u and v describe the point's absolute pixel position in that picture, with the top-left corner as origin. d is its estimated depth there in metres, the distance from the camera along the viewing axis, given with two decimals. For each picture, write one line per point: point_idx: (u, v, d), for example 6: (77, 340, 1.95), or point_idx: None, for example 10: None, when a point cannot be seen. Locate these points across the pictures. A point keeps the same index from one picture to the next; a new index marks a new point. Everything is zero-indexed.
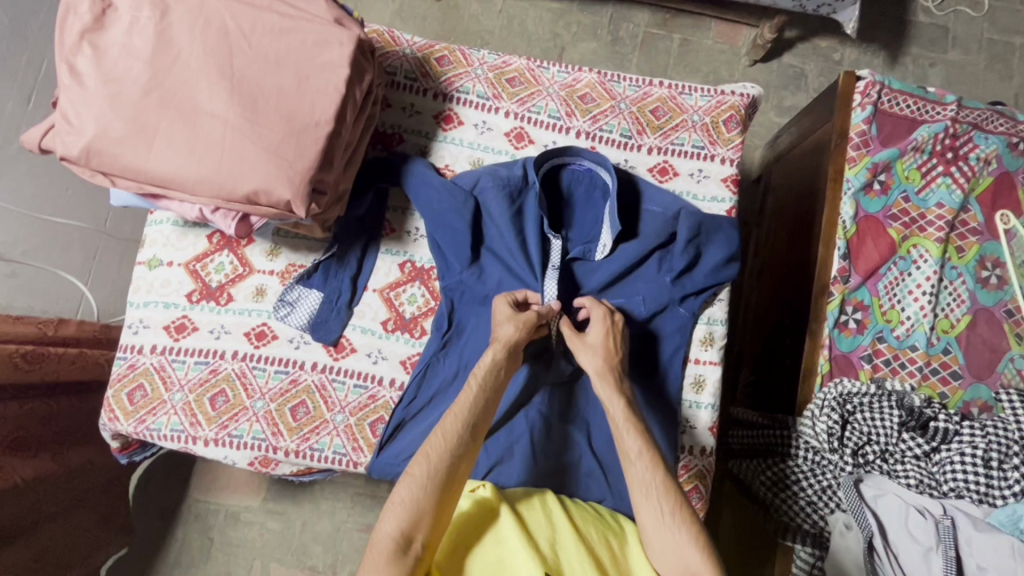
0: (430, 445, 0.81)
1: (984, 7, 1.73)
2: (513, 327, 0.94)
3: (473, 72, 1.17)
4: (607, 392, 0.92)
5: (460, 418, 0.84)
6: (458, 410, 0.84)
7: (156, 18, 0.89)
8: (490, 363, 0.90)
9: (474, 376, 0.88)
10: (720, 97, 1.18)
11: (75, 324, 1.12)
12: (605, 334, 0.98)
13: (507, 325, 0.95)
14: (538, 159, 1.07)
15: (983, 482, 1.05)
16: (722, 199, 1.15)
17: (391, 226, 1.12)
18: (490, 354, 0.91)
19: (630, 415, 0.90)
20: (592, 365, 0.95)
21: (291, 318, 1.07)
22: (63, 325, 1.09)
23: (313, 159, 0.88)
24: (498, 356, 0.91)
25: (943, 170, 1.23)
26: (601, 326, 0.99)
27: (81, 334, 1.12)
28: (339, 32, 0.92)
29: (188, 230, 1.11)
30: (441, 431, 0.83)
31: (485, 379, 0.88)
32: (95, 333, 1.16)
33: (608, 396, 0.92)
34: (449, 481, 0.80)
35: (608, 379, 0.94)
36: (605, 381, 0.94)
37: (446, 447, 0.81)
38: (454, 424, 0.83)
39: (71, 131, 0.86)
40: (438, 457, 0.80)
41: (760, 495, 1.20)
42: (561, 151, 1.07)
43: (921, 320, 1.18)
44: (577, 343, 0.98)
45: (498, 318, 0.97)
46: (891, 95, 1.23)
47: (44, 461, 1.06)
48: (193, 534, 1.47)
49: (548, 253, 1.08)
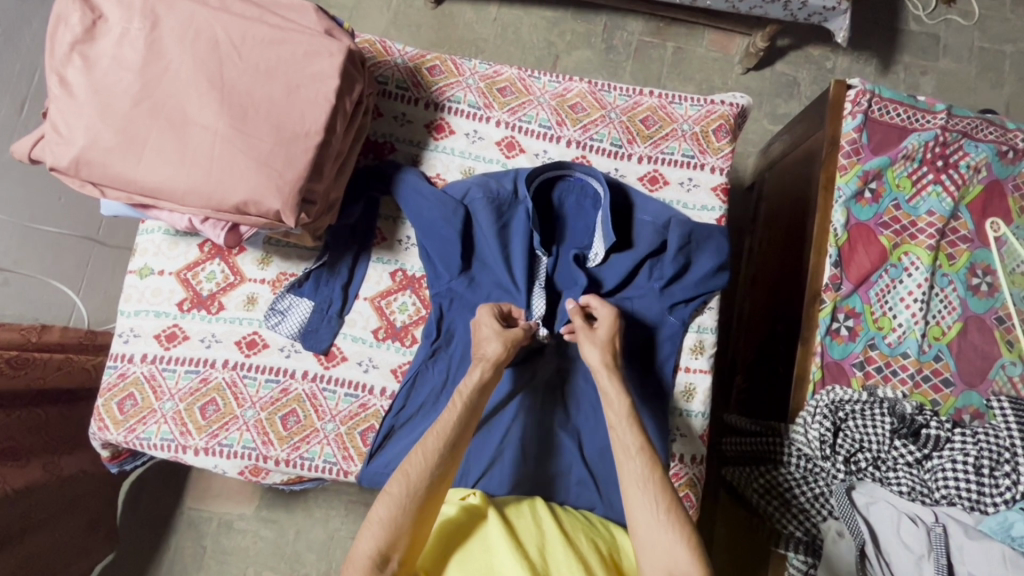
0: (409, 463, 0.81)
1: (974, 17, 1.75)
2: (501, 344, 0.92)
3: (465, 82, 1.18)
4: (613, 387, 0.91)
5: (442, 439, 0.83)
6: (440, 429, 0.84)
7: (146, 29, 0.89)
8: (479, 382, 0.89)
9: (460, 395, 0.88)
10: (710, 107, 1.19)
11: (59, 329, 1.12)
12: (612, 328, 0.98)
13: (495, 342, 0.93)
14: (531, 171, 1.08)
15: (975, 488, 1.04)
16: (711, 208, 1.15)
17: (382, 234, 1.13)
18: (477, 371, 0.90)
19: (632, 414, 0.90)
20: (594, 356, 0.94)
21: (282, 326, 1.07)
22: (47, 330, 1.09)
23: (302, 169, 0.89)
24: (486, 374, 0.90)
25: (934, 178, 1.23)
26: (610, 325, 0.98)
27: (66, 340, 1.11)
28: (329, 43, 0.93)
29: (179, 239, 1.11)
30: (421, 449, 0.82)
31: (471, 400, 0.88)
32: (81, 338, 1.15)
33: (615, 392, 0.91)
34: (429, 499, 0.80)
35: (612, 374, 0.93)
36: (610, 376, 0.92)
37: (426, 465, 0.81)
38: (436, 443, 0.83)
39: (61, 141, 0.86)
40: (417, 476, 0.80)
41: (753, 503, 1.19)
42: (557, 164, 1.08)
43: (912, 327, 1.19)
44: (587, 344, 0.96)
45: (486, 334, 0.94)
46: (881, 104, 1.24)
47: (33, 470, 1.06)
48: (185, 542, 1.46)
49: (536, 270, 1.09)
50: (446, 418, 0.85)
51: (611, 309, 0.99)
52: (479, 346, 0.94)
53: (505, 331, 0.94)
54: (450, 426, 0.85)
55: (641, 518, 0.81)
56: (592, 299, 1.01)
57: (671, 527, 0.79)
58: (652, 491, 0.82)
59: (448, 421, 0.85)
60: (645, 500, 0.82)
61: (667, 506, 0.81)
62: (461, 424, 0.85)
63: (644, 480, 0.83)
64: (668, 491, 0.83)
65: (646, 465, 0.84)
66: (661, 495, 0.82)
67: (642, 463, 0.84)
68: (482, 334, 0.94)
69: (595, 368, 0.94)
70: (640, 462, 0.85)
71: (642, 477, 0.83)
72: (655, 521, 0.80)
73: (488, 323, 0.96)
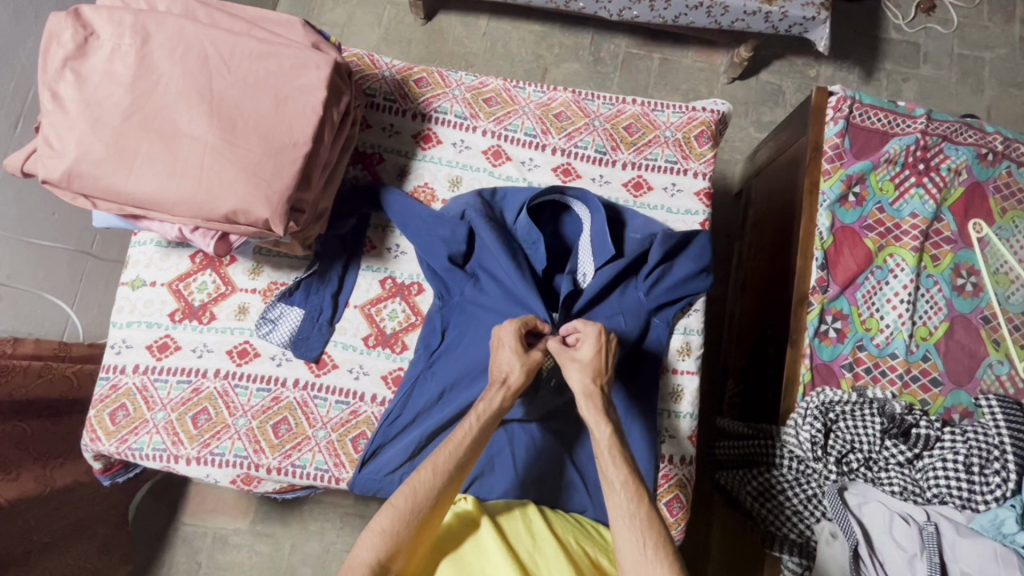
0: (414, 477, 0.80)
1: (953, 24, 1.78)
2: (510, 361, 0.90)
3: (451, 93, 1.21)
4: (593, 414, 0.86)
5: (448, 452, 0.82)
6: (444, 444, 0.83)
7: (137, 45, 0.91)
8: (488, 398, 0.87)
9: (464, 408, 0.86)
10: (692, 114, 1.22)
11: (32, 341, 1.12)
12: (597, 350, 0.92)
13: (518, 369, 0.90)
14: (527, 198, 1.08)
15: (965, 486, 1.03)
16: (695, 211, 1.17)
17: (372, 243, 1.15)
18: None
19: (616, 444, 0.84)
20: (579, 382, 0.89)
21: (273, 335, 1.08)
22: (20, 343, 1.08)
23: (290, 179, 0.91)
24: (505, 399, 0.88)
25: (916, 181, 1.25)
26: (595, 343, 0.92)
27: (40, 351, 1.12)
28: (316, 56, 0.95)
29: (170, 251, 1.13)
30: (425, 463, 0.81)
31: (488, 419, 0.86)
32: (54, 350, 1.16)
33: (595, 419, 0.86)
34: (430, 516, 0.79)
35: (594, 402, 0.88)
36: (592, 402, 0.87)
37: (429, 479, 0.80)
38: (443, 457, 0.82)
39: (54, 154, 0.88)
40: (420, 492, 0.79)
41: (746, 506, 1.17)
42: (546, 190, 1.08)
43: (900, 328, 1.19)
44: (572, 366, 0.91)
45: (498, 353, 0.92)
46: (862, 110, 1.27)
47: (26, 483, 1.05)
48: (181, 558, 1.46)
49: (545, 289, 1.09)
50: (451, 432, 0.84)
51: (596, 325, 0.93)
52: (500, 371, 0.90)
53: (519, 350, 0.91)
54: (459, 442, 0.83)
55: (631, 562, 0.75)
56: (578, 323, 0.95)
57: (660, 564, 0.73)
58: (640, 527, 0.76)
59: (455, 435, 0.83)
60: (633, 539, 0.76)
61: (655, 542, 0.75)
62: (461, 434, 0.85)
63: (631, 515, 0.77)
64: (656, 525, 0.77)
65: (633, 497, 0.79)
66: (649, 531, 0.76)
67: (628, 495, 0.79)
68: (503, 359, 0.91)
69: (580, 396, 0.88)
70: (625, 496, 0.79)
71: (629, 512, 0.78)
72: (643, 558, 0.74)
73: (509, 344, 0.92)
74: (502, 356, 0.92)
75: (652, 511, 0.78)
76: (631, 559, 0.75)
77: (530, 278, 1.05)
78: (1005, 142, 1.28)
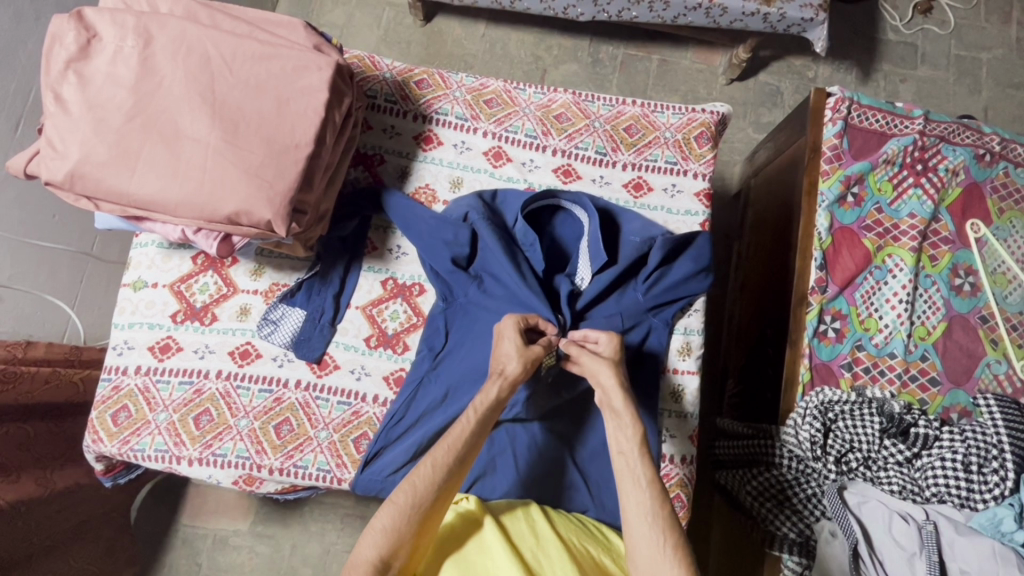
0: (416, 474, 0.81)
1: (950, 26, 1.79)
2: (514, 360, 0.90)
3: (451, 94, 1.21)
4: (625, 408, 0.87)
5: (449, 451, 0.83)
6: (449, 443, 0.83)
7: (139, 47, 0.92)
8: (490, 398, 0.87)
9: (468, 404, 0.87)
10: (691, 115, 1.22)
11: (44, 345, 1.12)
12: (616, 349, 0.95)
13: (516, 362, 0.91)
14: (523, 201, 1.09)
15: (963, 485, 1.04)
16: (695, 212, 1.18)
17: (373, 244, 1.15)
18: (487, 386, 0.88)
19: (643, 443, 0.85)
20: (607, 376, 0.90)
21: (275, 336, 1.09)
22: (32, 347, 1.09)
23: (293, 180, 0.91)
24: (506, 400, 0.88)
25: (914, 181, 1.26)
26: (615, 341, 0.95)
27: (52, 355, 1.12)
28: (317, 58, 0.95)
29: (172, 253, 1.13)
30: (428, 461, 0.82)
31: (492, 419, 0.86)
32: (66, 353, 1.16)
33: (622, 416, 0.87)
34: (432, 513, 0.80)
35: (626, 396, 0.88)
36: (626, 396, 0.88)
37: (433, 477, 0.80)
38: (445, 454, 0.82)
39: (56, 156, 0.88)
40: (424, 488, 0.79)
41: (746, 505, 1.18)
42: (545, 194, 1.08)
43: (898, 328, 1.20)
44: (596, 363, 0.92)
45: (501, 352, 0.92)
46: (860, 111, 1.28)
47: (27, 485, 1.04)
48: (181, 560, 1.46)
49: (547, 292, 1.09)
50: (453, 431, 0.84)
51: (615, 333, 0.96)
52: (499, 362, 0.91)
53: (525, 350, 0.91)
54: (461, 442, 0.84)
55: (645, 559, 0.75)
56: (593, 331, 0.97)
57: (673, 564, 0.73)
58: (660, 528, 0.76)
59: (458, 435, 0.84)
60: (649, 538, 0.76)
61: (675, 543, 0.75)
62: (466, 430, 0.85)
63: (652, 514, 0.77)
64: (675, 526, 0.77)
65: (655, 497, 0.79)
66: (668, 532, 0.76)
67: (652, 495, 0.79)
68: (505, 349, 0.92)
69: (613, 387, 0.89)
70: (648, 494, 0.79)
71: (648, 511, 0.78)
72: (659, 558, 0.74)
73: (510, 336, 0.93)
74: (505, 347, 0.93)
75: (671, 514, 0.78)
76: (646, 560, 0.75)
77: (532, 280, 1.06)
78: (1002, 143, 1.29)
